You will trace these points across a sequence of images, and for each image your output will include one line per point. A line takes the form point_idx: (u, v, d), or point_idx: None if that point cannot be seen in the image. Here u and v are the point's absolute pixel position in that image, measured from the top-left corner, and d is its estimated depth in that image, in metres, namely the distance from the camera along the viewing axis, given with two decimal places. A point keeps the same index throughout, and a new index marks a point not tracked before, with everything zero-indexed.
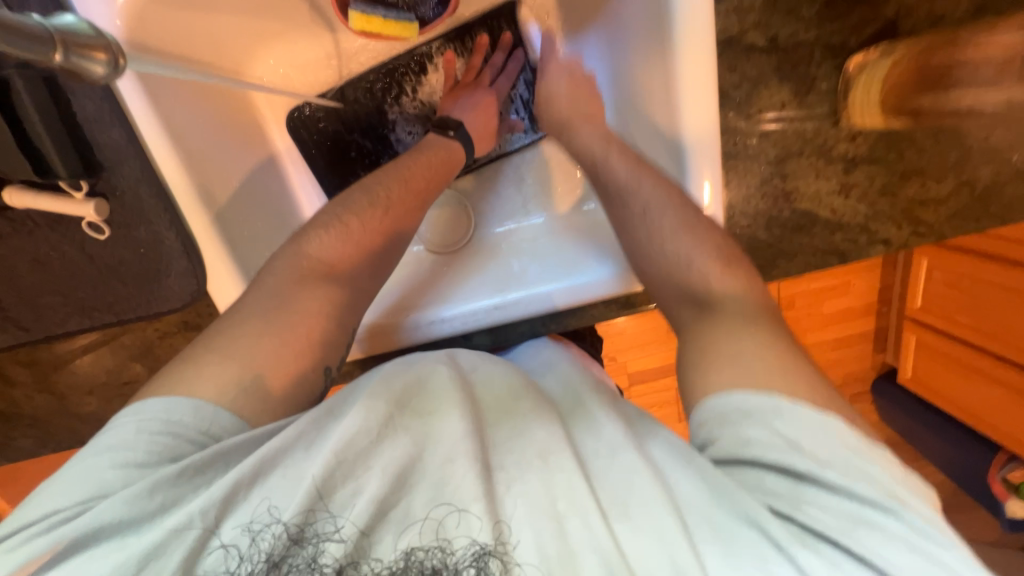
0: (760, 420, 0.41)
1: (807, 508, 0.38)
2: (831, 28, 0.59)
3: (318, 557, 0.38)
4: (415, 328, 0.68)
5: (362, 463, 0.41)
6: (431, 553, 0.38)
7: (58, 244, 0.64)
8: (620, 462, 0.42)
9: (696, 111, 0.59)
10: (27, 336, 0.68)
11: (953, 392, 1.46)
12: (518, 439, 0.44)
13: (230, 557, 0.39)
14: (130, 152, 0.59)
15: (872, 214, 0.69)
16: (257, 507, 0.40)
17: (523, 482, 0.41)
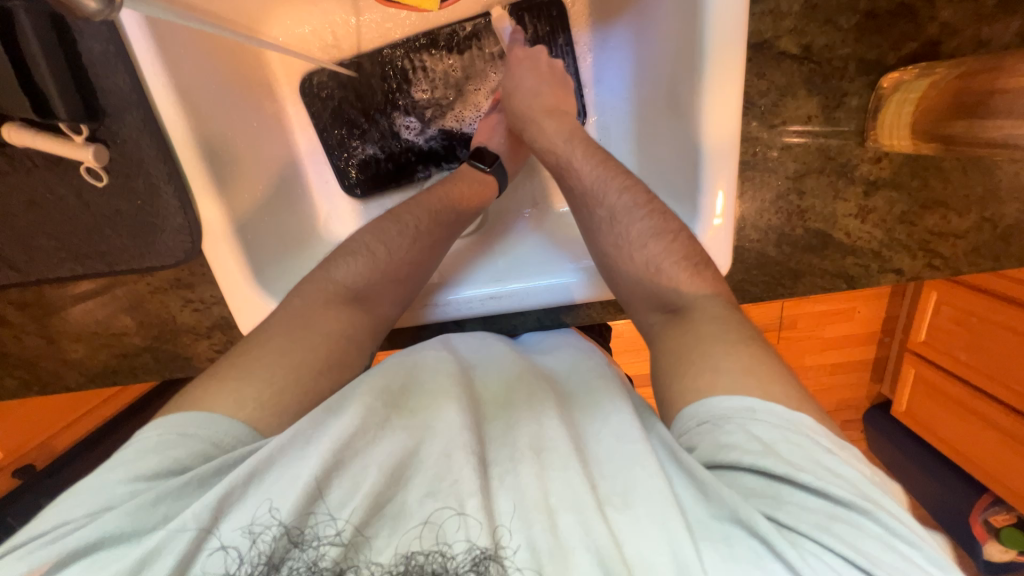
0: (738, 423, 0.41)
1: (789, 507, 0.37)
2: (869, 42, 0.56)
3: (318, 560, 0.38)
4: (412, 309, 0.68)
5: (360, 461, 0.41)
6: (431, 557, 0.38)
7: (55, 187, 0.63)
8: (617, 457, 0.42)
9: (719, 116, 0.56)
10: (21, 277, 0.68)
11: (945, 429, 1.45)
12: (514, 440, 0.44)
13: (227, 561, 0.38)
14: (133, 100, 0.57)
15: (887, 241, 0.67)
16: (256, 509, 0.40)
17: (512, 476, 0.41)
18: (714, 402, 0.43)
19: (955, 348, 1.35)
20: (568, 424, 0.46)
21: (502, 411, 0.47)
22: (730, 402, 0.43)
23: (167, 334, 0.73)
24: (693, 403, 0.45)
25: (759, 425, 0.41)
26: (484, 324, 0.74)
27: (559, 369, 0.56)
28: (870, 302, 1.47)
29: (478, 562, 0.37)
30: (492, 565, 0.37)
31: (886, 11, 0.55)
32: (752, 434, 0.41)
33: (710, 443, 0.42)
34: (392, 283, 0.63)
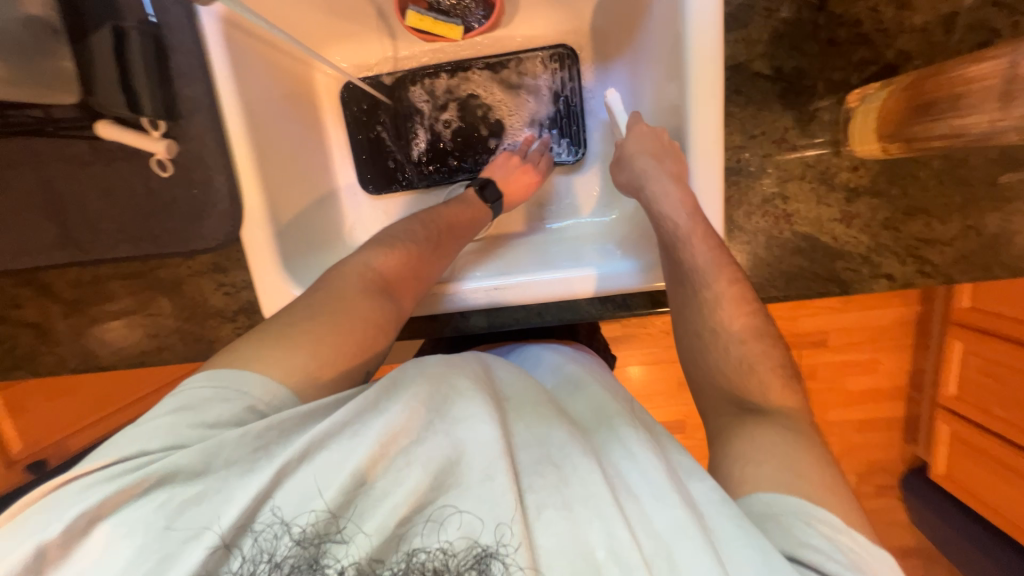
0: (821, 528, 0.45)
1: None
2: (833, 64, 0.64)
3: (320, 558, 0.41)
4: (423, 296, 0.73)
5: (408, 463, 0.43)
6: (432, 556, 0.41)
7: (129, 176, 0.72)
8: (652, 505, 0.46)
9: (704, 125, 0.64)
10: (81, 256, 0.76)
11: (991, 494, 1.34)
12: (556, 472, 0.46)
13: (231, 558, 0.41)
14: (205, 103, 0.68)
15: (874, 246, 0.70)
16: (260, 506, 0.42)
17: (555, 510, 0.43)
18: (798, 499, 0.47)
19: (989, 402, 1.29)
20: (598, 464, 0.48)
21: (546, 430, 0.51)
22: (818, 507, 0.46)
23: (198, 317, 0.80)
24: (774, 492, 0.48)
25: (843, 541, 0.44)
26: (488, 318, 0.78)
27: (583, 395, 0.60)
28: (892, 353, 1.44)
29: (479, 559, 0.40)
30: (493, 563, 0.40)
31: (845, 39, 0.63)
32: (836, 546, 0.44)
33: (788, 537, 0.45)
34: (405, 274, 0.68)
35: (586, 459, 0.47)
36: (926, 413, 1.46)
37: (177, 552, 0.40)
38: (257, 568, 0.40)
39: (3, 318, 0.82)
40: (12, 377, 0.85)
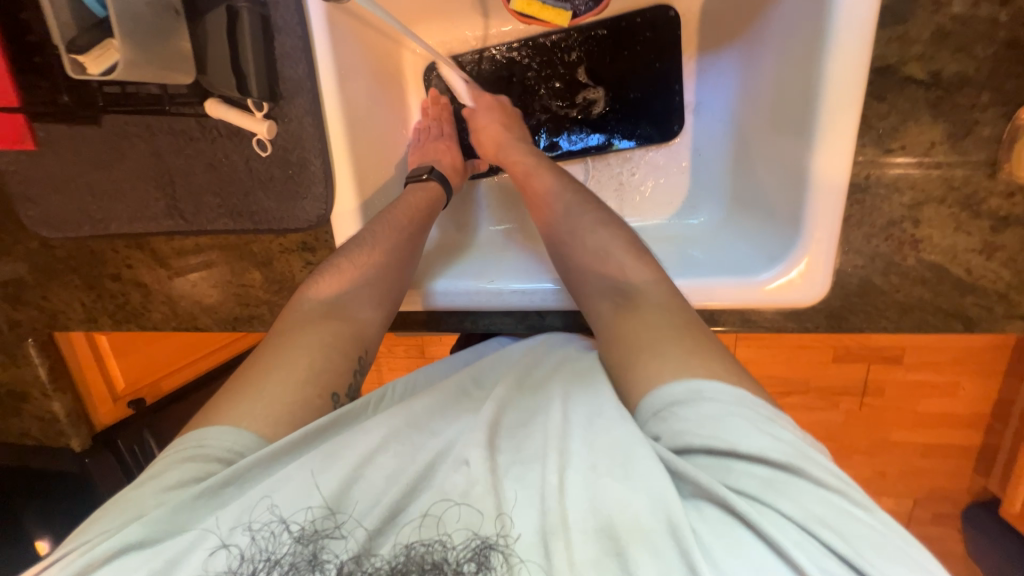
0: (722, 412, 0.47)
1: (772, 490, 0.43)
2: (1008, 71, 0.54)
3: (318, 554, 0.45)
4: (499, 294, 0.73)
5: (381, 470, 0.49)
6: (431, 548, 0.45)
7: (230, 153, 0.75)
8: (606, 440, 0.48)
9: (830, 142, 0.59)
10: (186, 226, 0.81)
11: None
12: (523, 439, 0.51)
13: (228, 556, 0.45)
14: (306, 86, 0.68)
15: (1017, 283, 0.62)
16: (257, 509, 0.47)
17: (521, 466, 0.48)
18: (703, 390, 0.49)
19: None
20: (575, 430, 0.51)
21: (531, 409, 0.56)
22: (715, 392, 0.48)
23: (286, 290, 0.83)
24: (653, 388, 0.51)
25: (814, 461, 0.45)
26: (564, 319, 0.78)
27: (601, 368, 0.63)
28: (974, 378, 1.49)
29: (480, 552, 0.44)
30: (495, 555, 0.44)
31: None
32: (732, 415, 0.46)
33: (687, 436, 0.47)
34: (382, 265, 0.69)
35: (549, 430, 0.51)
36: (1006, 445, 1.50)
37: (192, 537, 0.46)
38: (256, 567, 0.44)
39: (116, 275, 0.89)
40: (123, 329, 0.94)
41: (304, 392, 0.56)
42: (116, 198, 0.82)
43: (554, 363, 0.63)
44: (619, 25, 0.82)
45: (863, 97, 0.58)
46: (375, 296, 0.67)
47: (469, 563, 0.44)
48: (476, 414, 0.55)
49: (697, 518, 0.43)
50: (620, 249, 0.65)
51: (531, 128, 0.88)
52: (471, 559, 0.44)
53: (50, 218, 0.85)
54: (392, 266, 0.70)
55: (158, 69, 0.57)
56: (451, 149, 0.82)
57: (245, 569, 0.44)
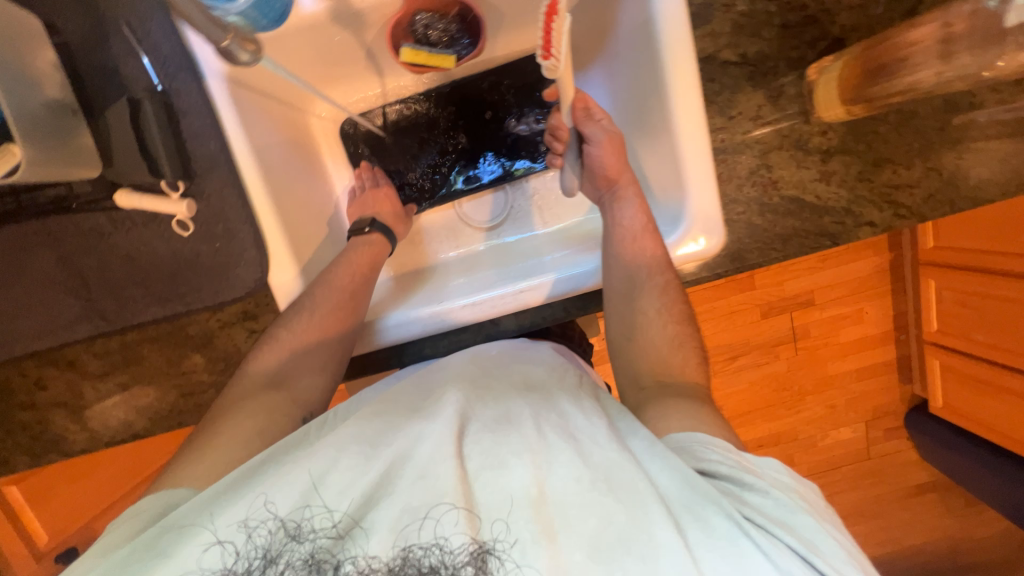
0: (705, 448, 0.55)
1: (750, 505, 0.50)
2: (790, 44, 0.72)
3: (315, 553, 0.49)
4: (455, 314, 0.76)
5: (349, 470, 0.52)
6: (429, 551, 0.48)
7: (149, 240, 0.74)
8: (591, 457, 0.52)
9: (687, 115, 0.71)
10: (109, 326, 0.76)
11: (976, 409, 1.53)
12: (496, 442, 0.53)
13: (223, 552, 0.48)
14: (221, 160, 0.71)
15: (854, 199, 0.78)
16: (251, 509, 0.50)
17: (491, 471, 0.51)
18: (690, 433, 0.57)
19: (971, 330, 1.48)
20: (542, 428, 0.55)
21: (492, 406, 0.59)
22: (687, 435, 0.57)
23: (233, 367, 0.80)
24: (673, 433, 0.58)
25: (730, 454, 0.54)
26: (518, 322, 0.83)
27: (536, 369, 0.68)
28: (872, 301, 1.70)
29: (477, 556, 0.47)
30: (490, 559, 0.47)
31: (795, 22, 0.71)
32: (728, 456, 0.54)
33: (690, 459, 0.54)
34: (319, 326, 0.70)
35: (520, 430, 0.55)
36: (915, 349, 1.72)
37: (180, 545, 0.49)
38: (252, 563, 0.48)
39: (28, 403, 0.80)
40: (43, 463, 0.83)
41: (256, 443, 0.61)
42: (22, 316, 0.76)
43: (506, 372, 0.67)
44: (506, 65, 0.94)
45: (699, 76, 0.72)
46: (323, 353, 0.71)
47: (468, 566, 0.47)
48: (429, 419, 0.56)
49: (687, 517, 0.49)
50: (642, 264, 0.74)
51: (454, 167, 0.97)
52: (469, 563, 0.47)
53: None
54: (343, 322, 0.72)
55: (63, 165, 0.58)
56: (387, 202, 0.89)
57: (240, 564, 0.48)
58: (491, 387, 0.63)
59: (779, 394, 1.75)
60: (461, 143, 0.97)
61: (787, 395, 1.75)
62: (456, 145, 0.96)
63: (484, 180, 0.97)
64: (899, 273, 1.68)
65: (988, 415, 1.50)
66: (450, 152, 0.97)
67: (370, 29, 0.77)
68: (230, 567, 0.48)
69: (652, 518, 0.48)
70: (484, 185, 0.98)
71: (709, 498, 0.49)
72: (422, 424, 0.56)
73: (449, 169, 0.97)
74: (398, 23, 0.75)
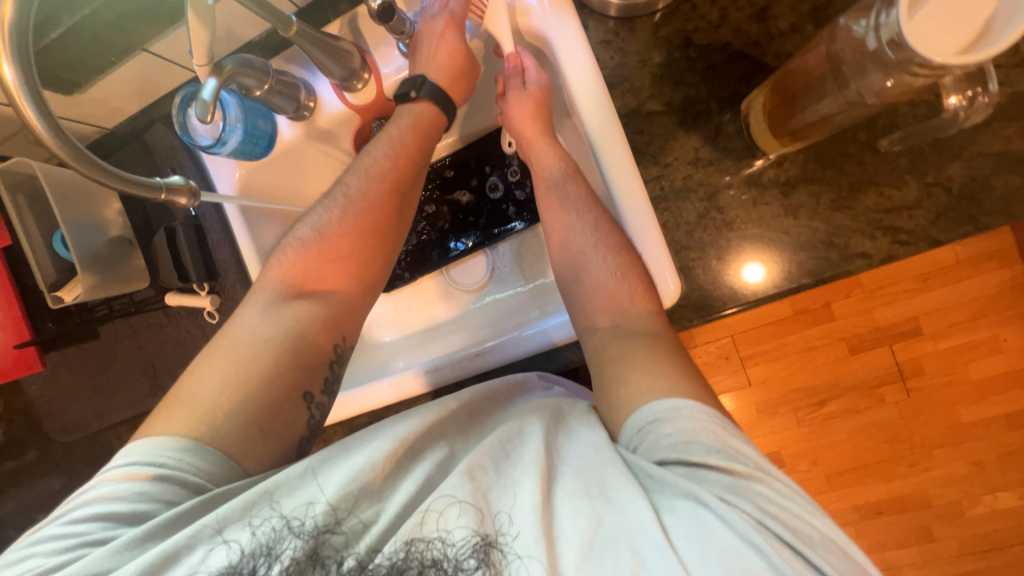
0: (667, 420, 0.52)
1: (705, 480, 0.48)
2: (720, 83, 0.69)
3: (321, 549, 0.52)
4: (445, 371, 0.84)
5: (357, 477, 0.53)
6: (431, 545, 0.49)
7: (191, 328, 0.94)
8: (584, 468, 0.52)
9: (615, 164, 0.69)
10: (167, 397, 0.97)
11: None
12: (505, 457, 0.54)
13: (229, 549, 0.52)
14: (233, 263, 0.89)
15: (834, 229, 0.68)
16: (260, 511, 0.53)
17: (503, 489, 0.51)
18: (657, 403, 0.53)
19: None
20: (550, 436, 0.56)
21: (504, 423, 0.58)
22: (661, 403, 0.53)
23: None
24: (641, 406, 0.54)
25: (708, 431, 0.51)
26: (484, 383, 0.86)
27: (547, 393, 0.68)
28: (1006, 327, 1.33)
29: (478, 549, 0.48)
30: (490, 552, 0.48)
31: (722, 60, 0.69)
32: (680, 429, 0.51)
33: (651, 445, 0.52)
34: None
35: (528, 443, 0.54)
36: None
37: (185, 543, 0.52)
38: (257, 557, 0.51)
39: None
40: None
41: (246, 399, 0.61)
42: (115, 391, 0.99)
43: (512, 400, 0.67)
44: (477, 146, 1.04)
45: (622, 126, 0.70)
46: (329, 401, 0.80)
47: (470, 559, 0.48)
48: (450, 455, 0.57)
49: (669, 513, 0.47)
50: (593, 253, 0.70)
51: (438, 239, 1.06)
52: (472, 556, 0.48)
53: (66, 425, 1.02)
54: None
55: (115, 279, 0.82)
56: None
57: (246, 560, 0.51)
58: (495, 415, 0.64)
59: (892, 446, 1.42)
60: (441, 217, 1.06)
61: (905, 448, 1.42)
62: (438, 219, 1.06)
63: (463, 248, 1.05)
64: None
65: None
66: (434, 224, 1.06)
67: (342, 138, 0.90)
68: (237, 563, 0.51)
69: (640, 515, 0.47)
70: (465, 252, 1.05)
71: (687, 495, 0.47)
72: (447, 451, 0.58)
73: (433, 241, 1.06)
74: (360, 127, 0.87)
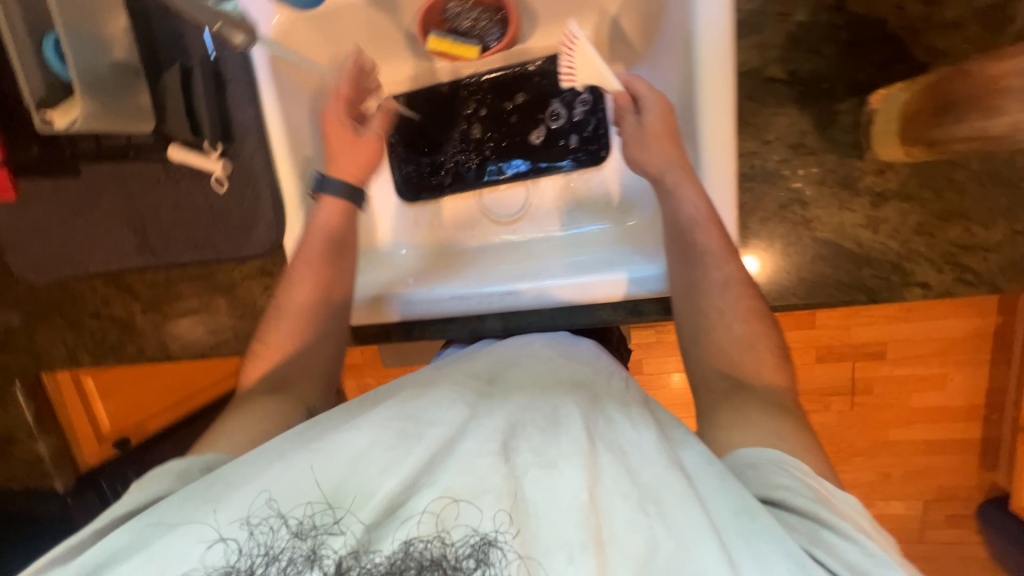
0: (774, 467, 0.56)
1: (828, 545, 0.49)
2: (855, 65, 0.62)
3: (317, 550, 0.51)
4: (477, 298, 0.79)
5: (376, 465, 0.54)
6: (430, 544, 0.49)
7: (192, 191, 0.83)
8: (636, 475, 0.53)
9: (715, 131, 0.65)
10: (155, 261, 0.88)
11: None
12: (546, 442, 0.55)
13: (225, 548, 0.51)
14: (254, 128, 0.78)
15: (906, 253, 0.66)
16: (251, 506, 0.53)
17: (539, 469, 0.53)
18: (770, 449, 0.58)
19: None
20: (592, 438, 0.56)
21: (536, 407, 0.60)
22: (763, 450, 0.58)
23: (251, 314, 0.90)
24: (746, 448, 0.60)
25: (806, 480, 0.55)
26: (504, 322, 0.83)
27: (581, 365, 0.70)
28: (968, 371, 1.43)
29: (478, 548, 0.48)
30: (492, 551, 0.48)
31: (867, 39, 0.61)
32: (805, 483, 0.55)
33: (756, 484, 0.56)
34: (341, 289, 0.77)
35: (570, 436, 0.56)
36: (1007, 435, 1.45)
37: (179, 541, 0.52)
38: (255, 557, 0.51)
39: (96, 313, 0.96)
40: (103, 364, 0.99)
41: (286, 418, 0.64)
42: (94, 241, 0.90)
43: (552, 369, 0.68)
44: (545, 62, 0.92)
45: (734, 88, 0.64)
46: None
47: (469, 560, 0.48)
48: (472, 416, 0.59)
49: (736, 538, 0.50)
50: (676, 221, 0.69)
51: (479, 158, 0.98)
52: (470, 557, 0.48)
53: (33, 264, 0.92)
54: None
55: (122, 120, 0.68)
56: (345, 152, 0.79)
57: (240, 560, 0.51)
58: (524, 385, 0.65)
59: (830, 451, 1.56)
60: (487, 132, 0.97)
61: (841, 455, 1.56)
62: (483, 136, 0.97)
63: (505, 173, 0.97)
64: (1002, 344, 1.39)
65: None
66: (478, 139, 0.97)
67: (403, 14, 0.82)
68: (232, 564, 0.51)
69: (698, 548, 0.48)
70: (505, 178, 0.97)
71: (757, 527, 0.50)
72: (470, 422, 0.58)
73: (473, 159, 0.98)
74: (429, 8, 0.76)
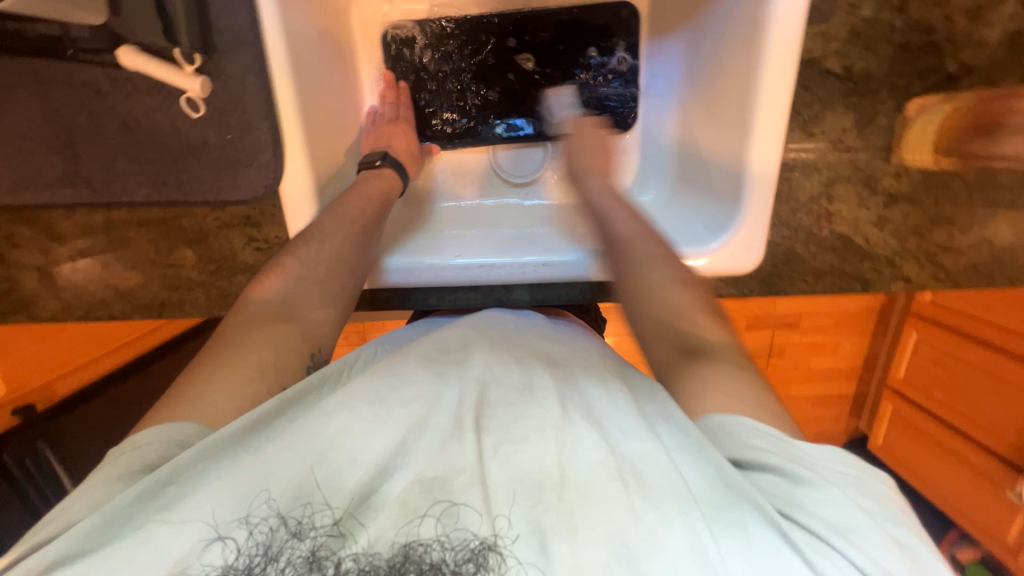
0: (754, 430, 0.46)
1: (804, 508, 0.41)
2: (900, 70, 0.66)
3: (318, 551, 0.41)
4: (491, 270, 0.73)
5: (347, 453, 0.45)
6: (429, 547, 0.40)
7: (151, 111, 0.66)
8: (620, 448, 0.46)
9: (766, 120, 0.65)
10: (93, 197, 0.69)
11: (913, 463, 1.68)
12: (517, 418, 0.48)
13: (224, 550, 0.40)
14: (247, 39, 0.64)
15: (900, 250, 0.74)
16: (254, 502, 0.42)
17: (509, 446, 0.46)
18: (734, 413, 0.47)
19: (932, 388, 1.58)
20: (567, 407, 0.50)
21: (517, 374, 0.55)
22: (734, 415, 0.47)
23: (224, 268, 0.73)
24: (706, 415, 0.49)
25: (783, 443, 0.45)
26: (530, 292, 0.79)
27: (567, 343, 0.65)
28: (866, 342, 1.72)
29: (478, 552, 0.40)
30: (492, 556, 0.40)
31: (915, 46, 0.65)
32: (776, 439, 0.45)
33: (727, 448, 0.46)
34: (341, 254, 0.65)
35: (545, 406, 0.49)
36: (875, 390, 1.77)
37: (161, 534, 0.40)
38: (253, 562, 0.40)
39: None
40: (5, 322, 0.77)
41: (260, 385, 0.52)
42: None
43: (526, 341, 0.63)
44: (575, 13, 0.86)
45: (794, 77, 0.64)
46: (326, 295, 0.62)
47: (467, 565, 0.39)
48: (447, 393, 0.52)
49: (721, 524, 0.41)
50: None
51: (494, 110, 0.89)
52: (469, 561, 0.40)
53: None
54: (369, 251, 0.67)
55: None
56: None
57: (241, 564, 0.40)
58: (510, 362, 0.58)
59: None
60: (508, 82, 0.88)
61: None
62: (504, 87, 0.88)
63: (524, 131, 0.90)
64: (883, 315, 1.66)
65: (921, 468, 1.67)
66: (497, 88, 0.88)
67: None
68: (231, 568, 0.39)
69: (681, 521, 0.41)
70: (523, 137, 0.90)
71: (744, 501, 0.41)
72: (444, 400, 0.50)
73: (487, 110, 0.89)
74: None
